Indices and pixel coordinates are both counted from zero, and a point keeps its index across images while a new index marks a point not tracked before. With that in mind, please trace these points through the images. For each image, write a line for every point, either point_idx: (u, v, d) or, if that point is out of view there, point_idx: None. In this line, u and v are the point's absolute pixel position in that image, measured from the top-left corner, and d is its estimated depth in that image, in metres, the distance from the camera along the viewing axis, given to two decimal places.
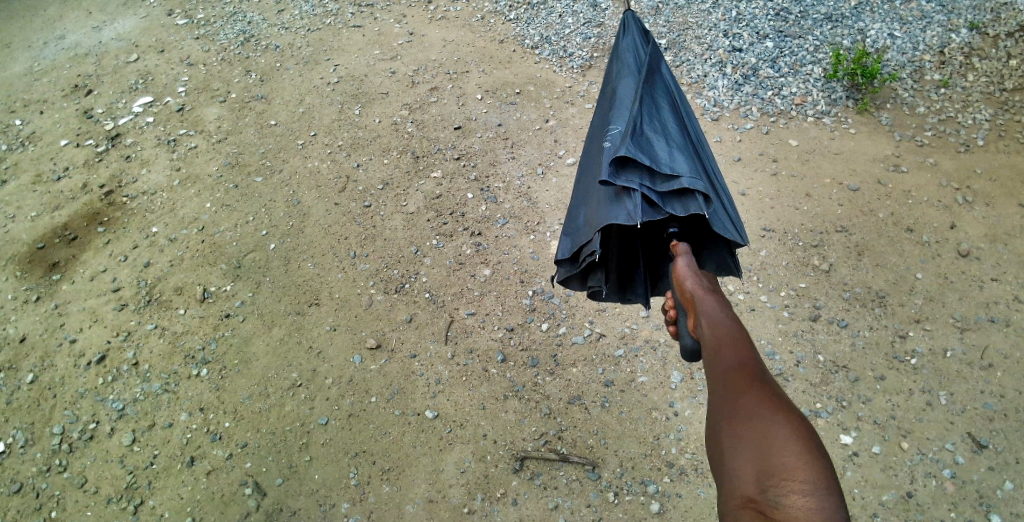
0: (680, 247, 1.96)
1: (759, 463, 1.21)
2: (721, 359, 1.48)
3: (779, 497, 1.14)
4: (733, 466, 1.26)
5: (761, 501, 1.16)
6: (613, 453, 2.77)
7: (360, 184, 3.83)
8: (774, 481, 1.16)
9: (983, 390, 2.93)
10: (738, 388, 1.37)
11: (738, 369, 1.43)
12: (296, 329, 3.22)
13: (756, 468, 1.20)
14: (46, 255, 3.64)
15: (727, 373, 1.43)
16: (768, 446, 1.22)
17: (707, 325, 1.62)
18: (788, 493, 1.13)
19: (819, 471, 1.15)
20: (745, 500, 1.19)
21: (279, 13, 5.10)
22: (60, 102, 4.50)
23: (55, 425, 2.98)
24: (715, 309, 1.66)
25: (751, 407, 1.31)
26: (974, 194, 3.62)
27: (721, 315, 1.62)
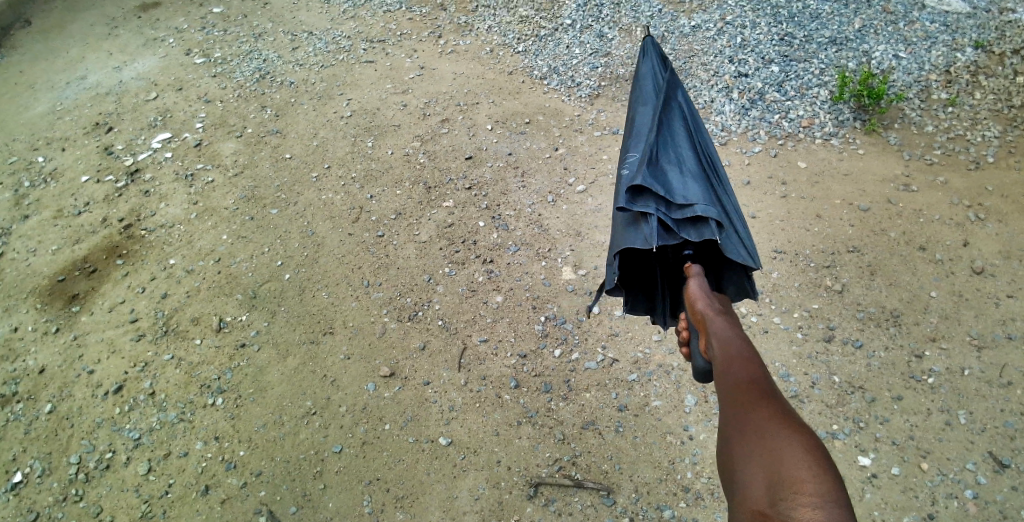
0: (693, 268, 1.99)
1: (768, 475, 1.20)
2: (732, 378, 1.50)
3: (787, 507, 1.12)
4: (745, 480, 1.24)
5: (770, 512, 1.14)
6: (627, 478, 2.74)
7: (373, 214, 3.90)
8: (783, 492, 1.14)
9: (1004, 408, 2.87)
10: (747, 405, 1.38)
11: (748, 387, 1.44)
12: (310, 358, 3.25)
13: (765, 480, 1.19)
14: (66, 287, 3.73)
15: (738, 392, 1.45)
16: (776, 458, 1.21)
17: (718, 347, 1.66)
18: (795, 504, 1.11)
19: (828, 480, 1.13)
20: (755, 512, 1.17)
21: (293, 50, 5.27)
22: (82, 139, 4.65)
23: (72, 454, 3.01)
24: (725, 329, 1.70)
25: (760, 422, 1.31)
26: (986, 211, 3.60)
27: (732, 337, 1.65)
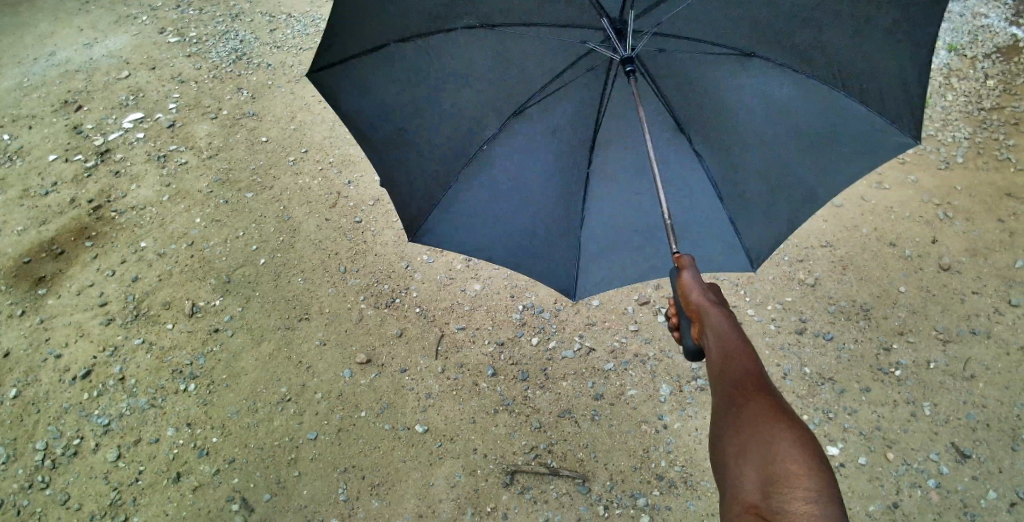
0: (680, 252, 1.47)
1: (766, 472, 0.98)
2: (722, 374, 1.17)
3: (783, 502, 0.93)
4: (731, 468, 1.03)
5: (767, 510, 0.94)
6: (603, 466, 2.78)
7: (351, 201, 3.85)
8: (776, 483, 0.96)
9: (966, 401, 2.97)
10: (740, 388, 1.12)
11: (743, 385, 1.13)
12: (285, 344, 3.21)
13: (759, 471, 0.99)
14: (32, 269, 3.63)
15: (730, 389, 1.14)
16: (771, 445, 1.01)
17: (711, 335, 1.26)
18: (790, 499, 0.93)
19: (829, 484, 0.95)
20: (746, 508, 0.96)
21: (270, 32, 5.15)
22: (49, 117, 4.50)
23: (38, 440, 2.95)
24: (721, 314, 1.29)
25: (755, 411, 1.07)
26: (954, 210, 3.69)
27: (726, 320, 1.27)
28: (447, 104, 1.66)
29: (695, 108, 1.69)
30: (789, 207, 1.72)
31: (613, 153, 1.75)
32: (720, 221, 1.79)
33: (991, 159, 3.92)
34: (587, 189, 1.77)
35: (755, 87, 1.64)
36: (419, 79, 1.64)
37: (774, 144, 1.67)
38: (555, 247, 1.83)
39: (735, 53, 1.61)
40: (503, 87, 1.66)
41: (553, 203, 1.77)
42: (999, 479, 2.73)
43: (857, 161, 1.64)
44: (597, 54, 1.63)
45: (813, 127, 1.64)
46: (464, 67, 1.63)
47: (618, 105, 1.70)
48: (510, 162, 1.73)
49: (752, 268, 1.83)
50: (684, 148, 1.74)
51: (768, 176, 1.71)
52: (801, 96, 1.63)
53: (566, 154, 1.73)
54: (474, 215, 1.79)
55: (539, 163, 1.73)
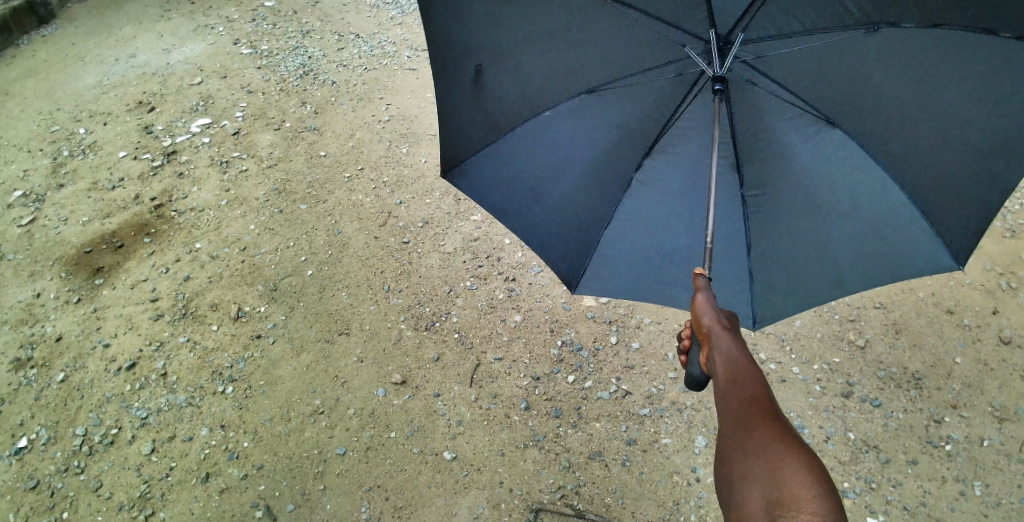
0: (700, 278, 1.49)
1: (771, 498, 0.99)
2: (732, 401, 1.18)
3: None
4: (741, 495, 1.03)
5: None
6: (630, 515, 2.69)
7: (400, 220, 3.91)
8: (783, 506, 0.95)
9: (1022, 485, 2.78)
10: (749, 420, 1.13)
11: (754, 413, 1.14)
12: (324, 357, 3.25)
13: (768, 497, 0.99)
14: (92, 259, 3.78)
15: (740, 417, 1.15)
16: (779, 471, 1.01)
17: (720, 362, 1.28)
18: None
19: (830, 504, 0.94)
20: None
21: (338, 51, 5.33)
22: (124, 116, 4.73)
23: (79, 426, 3.04)
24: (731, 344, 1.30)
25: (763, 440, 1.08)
26: (1020, 281, 3.51)
27: (735, 351, 1.28)
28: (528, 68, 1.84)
29: (757, 156, 1.74)
30: (813, 278, 1.75)
31: (667, 165, 1.81)
32: (738, 273, 1.81)
33: None
34: (626, 189, 1.86)
35: (824, 152, 1.68)
36: (514, 34, 1.78)
37: (820, 212, 1.72)
38: (572, 230, 1.93)
39: (817, 115, 1.65)
40: (585, 69, 1.81)
41: (585, 187, 1.88)
42: None
43: (889, 263, 1.69)
44: (688, 70, 1.71)
45: (859, 211, 1.70)
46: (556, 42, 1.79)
47: (685, 125, 1.78)
48: (560, 138, 1.88)
49: (750, 327, 1.83)
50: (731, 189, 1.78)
51: (804, 244, 1.75)
52: (861, 177, 1.68)
53: (616, 149, 1.85)
54: (512, 173, 1.95)
55: (586, 148, 1.87)
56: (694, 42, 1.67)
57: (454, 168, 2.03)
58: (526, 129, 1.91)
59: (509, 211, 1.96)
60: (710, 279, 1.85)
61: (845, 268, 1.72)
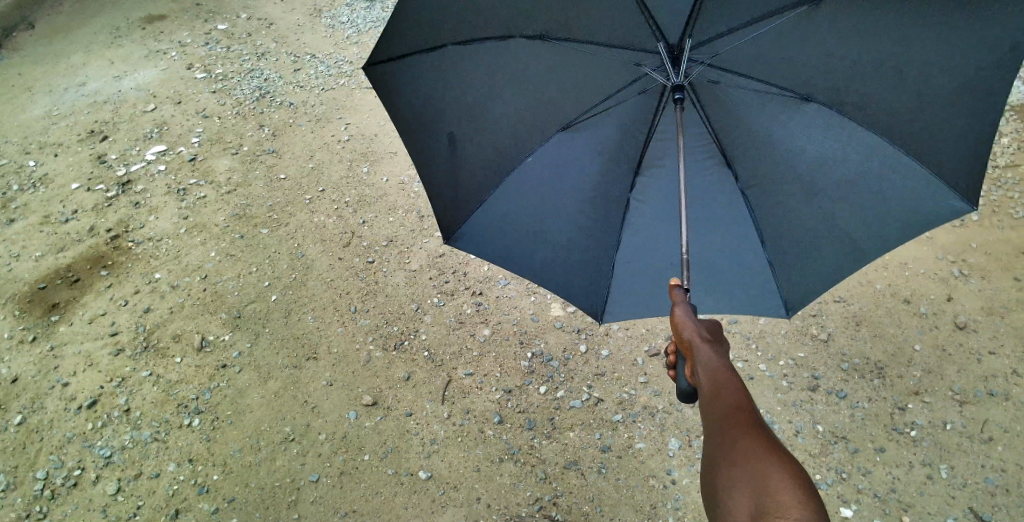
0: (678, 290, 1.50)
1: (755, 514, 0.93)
2: (716, 412, 1.16)
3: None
4: (727, 503, 0.99)
5: None
6: (608, 521, 2.70)
7: (365, 240, 3.88)
8: (769, 514, 0.91)
9: (984, 464, 2.88)
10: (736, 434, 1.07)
11: (737, 421, 1.11)
12: (292, 383, 3.20)
13: (754, 504, 0.95)
14: (47, 295, 3.67)
15: (725, 425, 1.12)
16: (764, 477, 0.98)
17: (705, 374, 1.26)
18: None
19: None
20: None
21: (295, 72, 5.30)
22: (75, 146, 4.61)
23: (39, 469, 2.93)
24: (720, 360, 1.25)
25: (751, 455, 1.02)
26: (970, 267, 3.64)
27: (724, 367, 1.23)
28: (498, 117, 1.75)
29: (744, 148, 1.70)
30: (832, 258, 1.70)
31: (655, 179, 1.76)
32: (755, 264, 1.78)
33: (1006, 216, 3.82)
34: (624, 213, 1.78)
35: (813, 134, 1.63)
36: (476, 87, 1.73)
37: (822, 194, 1.66)
38: (581, 265, 1.83)
39: (792, 96, 1.60)
40: (556, 106, 1.74)
41: (585, 219, 1.80)
42: None
43: (905, 224, 1.61)
44: (650, 83, 1.67)
45: (860, 183, 1.64)
46: (520, 86, 1.73)
47: (664, 135, 1.72)
48: (547, 178, 1.79)
49: (785, 316, 1.79)
50: (726, 184, 1.74)
51: (813, 226, 1.70)
52: (853, 152, 1.62)
53: (602, 176, 1.77)
54: (506, 223, 1.84)
55: (574, 181, 1.78)
56: (648, 58, 1.64)
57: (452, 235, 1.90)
58: (510, 178, 1.81)
59: (516, 263, 1.84)
60: (726, 275, 1.80)
61: (862, 242, 1.65)
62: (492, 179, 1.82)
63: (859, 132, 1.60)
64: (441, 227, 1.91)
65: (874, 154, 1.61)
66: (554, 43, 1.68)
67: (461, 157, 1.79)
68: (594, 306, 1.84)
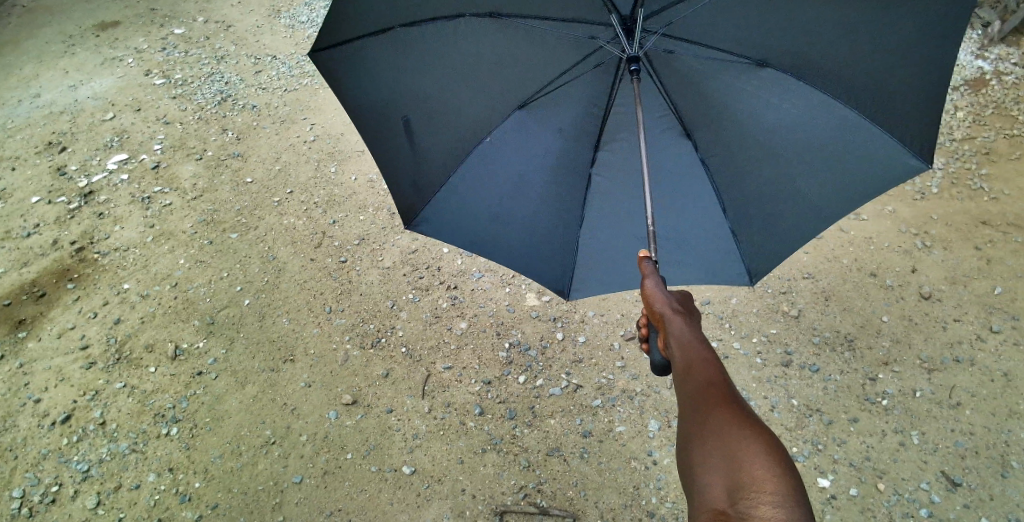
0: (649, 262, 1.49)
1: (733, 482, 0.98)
2: (689, 386, 1.18)
3: (750, 508, 0.92)
4: (701, 476, 1.03)
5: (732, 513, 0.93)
6: (593, 504, 2.74)
7: (337, 240, 3.86)
8: (743, 489, 0.95)
9: (953, 428, 2.98)
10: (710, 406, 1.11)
11: (710, 395, 1.14)
12: (269, 386, 3.17)
13: (727, 478, 0.99)
14: (11, 312, 3.57)
15: (697, 399, 1.15)
16: (737, 452, 1.01)
17: (676, 348, 1.27)
18: (757, 505, 0.92)
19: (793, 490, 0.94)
20: (715, 514, 0.95)
21: (257, 74, 5.22)
22: (33, 159, 4.49)
23: (14, 489, 2.87)
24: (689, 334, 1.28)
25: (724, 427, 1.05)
26: (932, 239, 3.74)
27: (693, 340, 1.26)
28: (452, 101, 1.74)
29: (704, 118, 1.73)
30: (792, 223, 1.77)
31: (618, 152, 1.79)
32: (719, 234, 1.84)
33: (964, 188, 3.95)
34: (587, 189, 1.81)
35: (770, 105, 1.69)
36: (427, 72, 1.70)
37: (780, 159, 1.72)
38: (547, 245, 1.84)
39: (747, 62, 1.65)
40: (510, 86, 1.74)
41: (547, 199, 1.81)
42: (991, 507, 2.73)
43: (860, 187, 1.68)
44: (607, 56, 1.70)
45: (815, 147, 1.70)
46: (473, 69, 1.71)
47: (623, 110, 1.75)
48: (509, 153, 1.78)
49: (749, 282, 1.87)
50: (687, 153, 1.78)
51: (774, 192, 1.75)
52: (806, 115, 1.68)
53: (563, 155, 1.78)
54: (469, 208, 1.83)
55: (535, 162, 1.78)
56: (601, 31, 1.66)
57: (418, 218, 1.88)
58: (470, 162, 1.80)
59: (482, 248, 1.83)
60: (692, 246, 1.85)
61: (821, 206, 1.72)
62: (452, 165, 1.82)
63: (811, 94, 1.67)
64: (403, 215, 1.90)
65: (827, 117, 1.68)
66: (504, 21, 1.67)
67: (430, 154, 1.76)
68: (562, 285, 1.88)
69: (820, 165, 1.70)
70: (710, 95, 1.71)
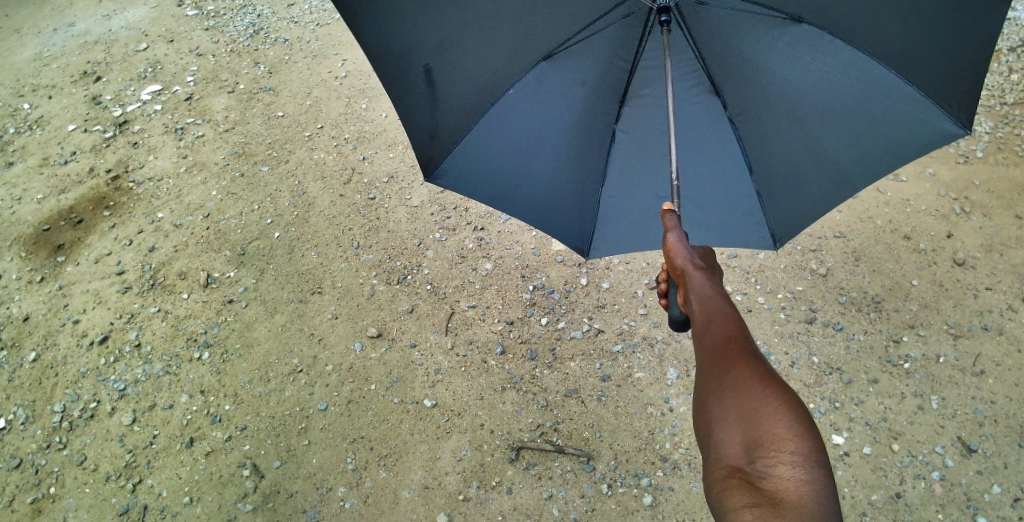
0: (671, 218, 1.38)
1: (748, 439, 0.92)
2: (706, 342, 1.10)
3: (768, 466, 0.87)
4: (717, 434, 0.97)
5: (748, 470, 0.89)
6: (608, 446, 2.80)
7: (365, 177, 3.87)
8: (761, 447, 0.89)
9: (974, 395, 2.95)
10: (729, 363, 1.03)
11: (729, 351, 1.05)
12: (297, 316, 3.26)
13: (744, 435, 0.93)
14: (51, 237, 3.69)
15: (715, 357, 1.06)
16: (756, 409, 0.94)
17: (695, 304, 1.18)
18: (774, 463, 0.87)
19: (815, 448, 0.88)
20: (730, 472, 0.91)
21: (288, 7, 5.15)
22: (69, 88, 4.54)
23: (57, 402, 3.03)
24: (710, 291, 1.18)
25: (742, 384, 0.99)
26: (972, 205, 3.61)
27: (714, 296, 1.17)
28: (476, 50, 1.60)
29: (733, 79, 1.59)
30: (818, 186, 1.66)
31: (640, 112, 1.66)
32: (743, 198, 1.73)
33: (1011, 154, 3.78)
34: (609, 147, 1.71)
35: (804, 64, 1.53)
36: (452, 19, 1.54)
37: (811, 120, 1.58)
38: (567, 204, 1.77)
39: (781, 18, 1.49)
40: (536, 31, 1.60)
41: (569, 155, 1.71)
42: (1005, 474, 2.72)
43: (893, 149, 1.56)
44: (635, 7, 1.55)
45: (849, 106, 1.55)
46: (501, 14, 1.56)
47: (649, 64, 1.61)
48: (531, 107, 1.67)
49: (771, 246, 1.77)
50: (712, 115, 1.65)
51: (800, 152, 1.63)
52: (842, 72, 1.52)
53: (585, 110, 1.66)
54: (488, 161, 1.74)
55: (558, 116, 1.67)
56: None
57: (435, 171, 1.79)
58: (491, 115, 1.70)
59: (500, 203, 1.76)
60: (714, 208, 1.75)
61: (847, 168, 1.61)
62: (471, 117, 1.70)
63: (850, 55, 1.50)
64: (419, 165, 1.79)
65: (865, 77, 1.52)
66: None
67: (443, 94, 1.64)
68: (583, 243, 1.82)
69: (852, 128, 1.57)
70: (741, 52, 1.55)
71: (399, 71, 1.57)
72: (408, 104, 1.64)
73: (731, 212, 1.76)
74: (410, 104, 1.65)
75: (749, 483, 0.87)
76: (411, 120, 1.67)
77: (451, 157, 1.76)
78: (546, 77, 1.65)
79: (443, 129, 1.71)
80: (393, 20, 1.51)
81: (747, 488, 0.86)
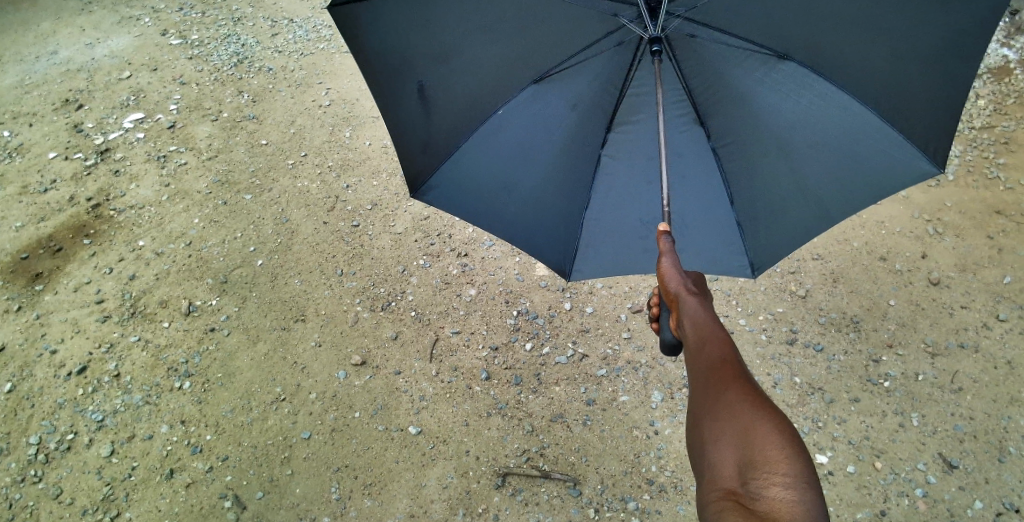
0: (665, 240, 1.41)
1: (743, 462, 0.93)
2: (700, 363, 1.12)
3: (761, 486, 0.88)
4: (712, 456, 0.98)
5: (742, 492, 0.90)
6: (594, 470, 2.79)
7: (349, 204, 3.88)
8: (755, 467, 0.91)
9: (954, 412, 3.00)
10: (725, 387, 1.05)
11: (722, 373, 1.07)
12: (281, 345, 3.24)
13: (737, 456, 0.94)
14: (29, 265, 3.64)
15: (709, 378, 1.08)
16: (749, 432, 0.96)
17: (690, 327, 1.20)
18: (768, 484, 0.88)
19: (808, 469, 0.89)
20: (724, 494, 0.91)
21: (272, 36, 5.20)
22: (50, 115, 4.52)
23: (32, 435, 2.96)
24: (703, 315, 1.20)
25: (736, 407, 1.00)
26: (944, 226, 3.71)
27: (706, 320, 1.19)
28: (474, 62, 1.66)
29: (721, 107, 1.63)
30: (798, 216, 1.67)
31: (630, 135, 1.70)
32: (727, 226, 1.74)
33: (980, 176, 3.89)
34: (595, 171, 1.73)
35: (791, 100, 1.58)
36: (450, 20, 1.59)
37: (793, 150, 1.62)
38: (552, 225, 1.77)
39: (768, 53, 1.54)
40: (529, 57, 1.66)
41: (555, 176, 1.73)
42: (986, 490, 2.76)
43: (877, 182, 1.59)
44: (627, 35, 1.59)
45: (831, 141, 1.60)
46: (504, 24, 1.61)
47: (639, 91, 1.66)
48: (522, 127, 1.71)
49: (750, 276, 1.76)
50: (698, 142, 1.69)
51: (782, 181, 1.65)
52: (825, 109, 1.58)
53: (574, 133, 1.70)
54: (477, 178, 1.77)
55: (548, 137, 1.71)
56: (625, 8, 1.56)
57: (422, 185, 1.82)
58: (483, 133, 1.73)
59: (483, 216, 1.77)
60: (696, 232, 1.76)
61: (828, 198, 1.62)
62: (461, 132, 1.74)
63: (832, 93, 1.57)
64: (407, 179, 1.82)
65: (848, 118, 1.58)
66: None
67: (434, 109, 1.70)
68: (564, 263, 1.79)
69: (837, 163, 1.61)
70: (728, 81, 1.60)
71: (394, 82, 1.66)
72: (402, 112, 1.70)
73: (712, 239, 1.76)
74: (403, 111, 1.70)
75: (742, 503, 0.88)
76: (404, 134, 1.73)
77: (440, 173, 1.79)
78: (541, 97, 1.69)
79: (436, 140, 1.75)
80: (393, 31, 1.60)
81: (741, 509, 0.87)
